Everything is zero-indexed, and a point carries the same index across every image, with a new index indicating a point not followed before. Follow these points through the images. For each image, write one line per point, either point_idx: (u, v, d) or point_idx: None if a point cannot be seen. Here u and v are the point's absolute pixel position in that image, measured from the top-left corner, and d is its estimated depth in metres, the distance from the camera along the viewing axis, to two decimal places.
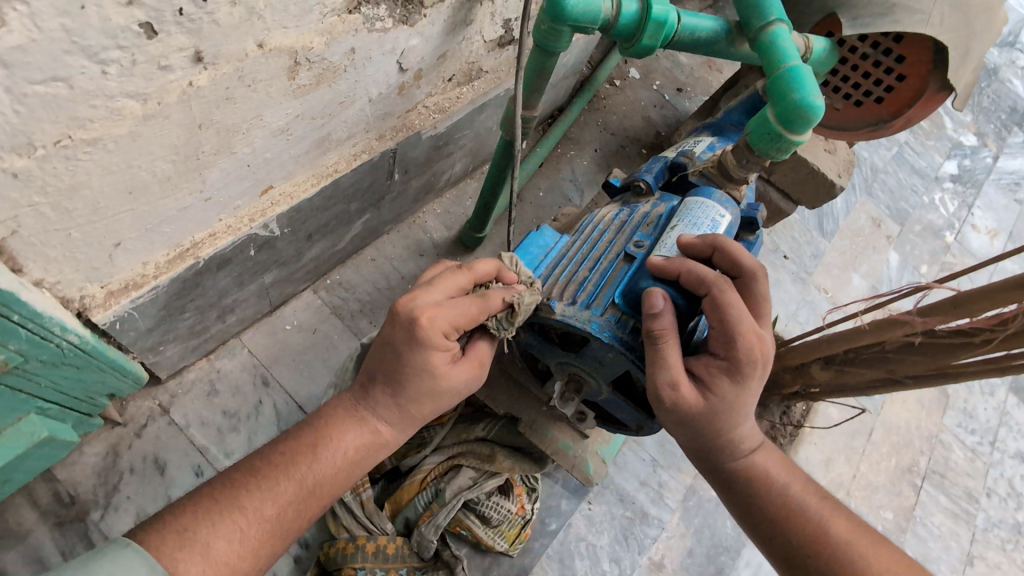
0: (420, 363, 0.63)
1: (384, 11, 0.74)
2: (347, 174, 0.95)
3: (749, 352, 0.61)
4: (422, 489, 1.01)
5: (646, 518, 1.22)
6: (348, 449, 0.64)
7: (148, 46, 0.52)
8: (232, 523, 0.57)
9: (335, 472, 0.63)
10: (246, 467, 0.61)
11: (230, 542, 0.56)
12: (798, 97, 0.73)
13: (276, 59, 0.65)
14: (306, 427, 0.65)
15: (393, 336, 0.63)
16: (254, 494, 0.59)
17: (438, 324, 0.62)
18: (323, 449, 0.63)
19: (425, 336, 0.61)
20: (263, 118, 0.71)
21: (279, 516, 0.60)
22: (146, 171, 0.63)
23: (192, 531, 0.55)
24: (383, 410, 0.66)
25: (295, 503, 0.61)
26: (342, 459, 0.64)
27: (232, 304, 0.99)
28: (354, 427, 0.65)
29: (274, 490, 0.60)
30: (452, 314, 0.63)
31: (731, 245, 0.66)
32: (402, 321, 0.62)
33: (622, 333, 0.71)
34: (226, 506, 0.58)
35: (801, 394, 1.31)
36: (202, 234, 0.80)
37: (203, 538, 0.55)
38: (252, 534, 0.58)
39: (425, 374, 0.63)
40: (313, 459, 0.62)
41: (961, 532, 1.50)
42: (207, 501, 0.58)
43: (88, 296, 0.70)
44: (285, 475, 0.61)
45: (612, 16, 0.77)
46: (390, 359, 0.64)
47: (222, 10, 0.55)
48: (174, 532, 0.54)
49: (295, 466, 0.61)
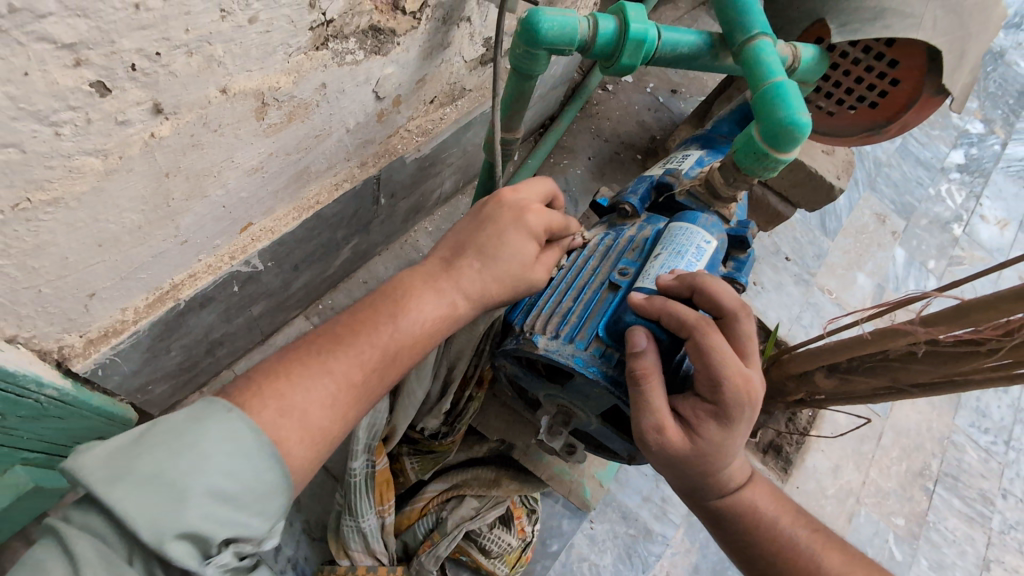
0: (516, 247, 0.65)
1: (354, 43, 0.72)
2: (329, 205, 0.93)
3: (737, 397, 0.59)
4: (422, 515, 0.98)
5: (650, 535, 1.20)
6: (428, 319, 0.62)
7: (102, 103, 0.51)
8: (323, 388, 0.55)
9: (415, 340, 0.61)
10: (326, 336, 0.58)
11: (323, 407, 0.54)
12: (784, 114, 0.69)
13: (242, 102, 0.64)
14: (381, 297, 0.62)
15: (499, 217, 0.65)
16: (339, 360, 0.56)
17: (541, 217, 0.67)
18: (403, 317, 0.60)
19: (529, 222, 0.65)
20: (234, 159, 0.70)
21: (364, 383, 0.57)
22: (114, 224, 0.62)
23: (288, 397, 0.52)
24: (462, 284, 0.64)
25: (377, 370, 0.59)
26: (419, 331, 0.61)
27: (221, 338, 0.99)
28: (432, 296, 0.62)
29: (359, 356, 0.57)
30: (549, 213, 0.67)
31: (710, 285, 0.63)
32: (512, 205, 0.66)
33: (607, 367, 0.70)
34: (317, 368, 0.55)
35: (807, 402, 1.24)
36: (181, 276, 0.79)
37: (300, 402, 0.53)
38: (342, 399, 0.56)
39: (519, 258, 0.65)
40: (392, 323, 0.60)
41: (976, 536, 1.47)
42: (296, 364, 0.55)
43: (67, 347, 0.69)
44: (369, 342, 0.58)
45: (589, 36, 0.75)
46: (487, 238, 0.65)
47: (178, 61, 0.54)
48: (271, 400, 0.52)
49: (376, 333, 0.59)
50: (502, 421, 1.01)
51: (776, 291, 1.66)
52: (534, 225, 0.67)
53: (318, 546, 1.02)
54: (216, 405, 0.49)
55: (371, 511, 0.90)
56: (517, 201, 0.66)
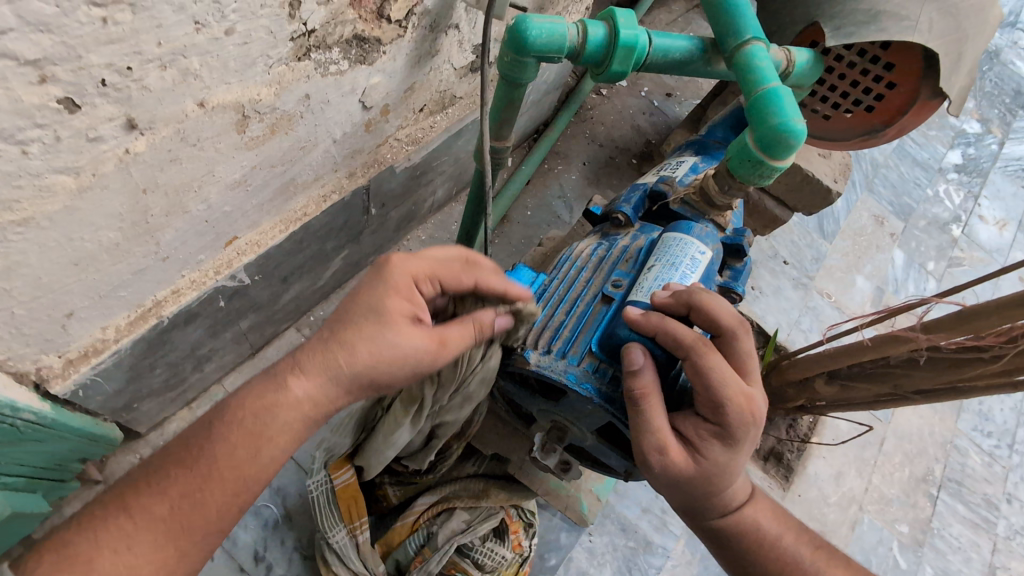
0: (367, 306, 0.59)
1: (338, 53, 0.70)
2: (317, 216, 0.91)
3: (740, 417, 0.58)
4: (413, 531, 0.96)
5: (650, 547, 1.17)
6: (255, 422, 0.56)
7: (71, 120, 0.49)
8: (117, 528, 0.52)
9: (235, 451, 0.56)
10: (155, 460, 0.56)
11: (115, 553, 0.51)
12: (778, 121, 0.68)
13: (221, 115, 0.62)
14: (223, 405, 0.58)
15: (360, 282, 0.62)
16: (146, 495, 0.54)
17: (403, 268, 0.61)
18: (228, 424, 0.56)
19: (387, 276, 0.60)
20: (216, 173, 0.68)
21: (170, 516, 0.54)
22: (90, 241, 0.60)
23: (76, 543, 0.51)
24: (306, 365, 0.57)
25: (187, 499, 0.54)
26: (248, 434, 0.56)
27: (208, 353, 0.97)
28: (263, 390, 0.57)
29: (164, 485, 0.54)
30: (420, 263, 0.62)
31: (708, 302, 0.61)
32: (374, 265, 0.63)
33: (601, 384, 0.68)
34: (114, 508, 0.53)
35: (807, 408, 1.23)
36: (164, 292, 0.77)
37: (82, 552, 0.51)
38: (141, 539, 0.52)
39: (371, 320, 0.58)
40: (209, 442, 0.56)
41: (982, 542, 1.44)
42: (103, 503, 0.54)
43: (44, 368, 0.68)
44: (181, 466, 0.55)
45: (578, 43, 0.73)
46: (343, 303, 0.60)
47: (151, 75, 0.52)
48: (53, 552, 0.51)
49: (193, 453, 0.56)
50: (496, 435, 0.97)
51: (774, 295, 1.64)
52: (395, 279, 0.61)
53: (308, 565, 1.00)
54: None
55: (339, 527, 0.90)
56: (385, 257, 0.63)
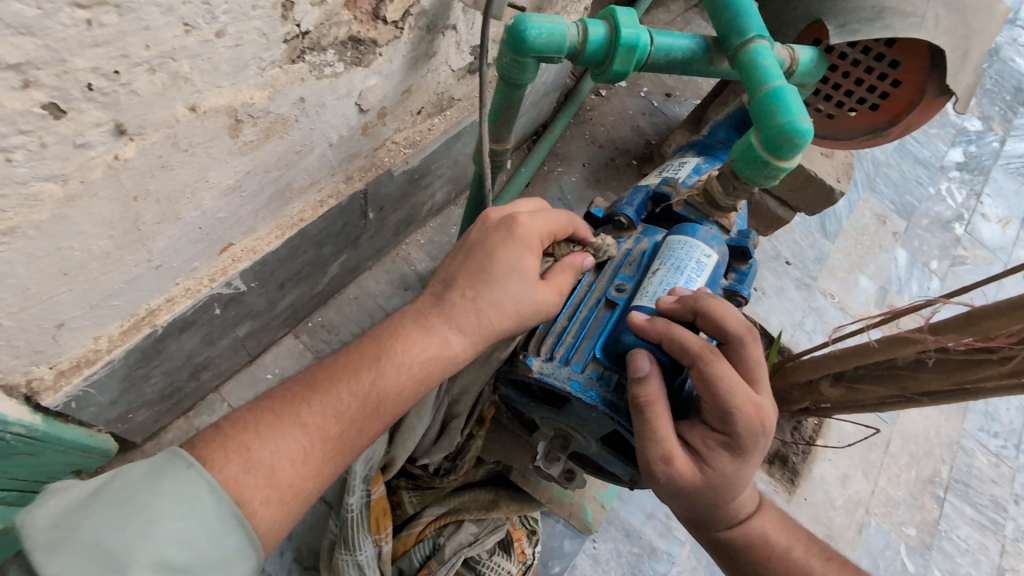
0: (511, 267, 0.60)
1: (333, 55, 0.69)
2: (314, 221, 0.90)
3: (749, 427, 0.56)
4: (419, 540, 0.95)
5: (655, 553, 1.16)
6: (413, 363, 0.57)
7: (57, 126, 0.48)
8: (294, 442, 0.52)
9: (399, 389, 0.57)
10: (307, 382, 0.56)
11: (293, 462, 0.52)
12: (785, 120, 0.66)
13: (214, 119, 0.60)
14: (369, 343, 0.58)
15: (485, 238, 0.62)
16: (315, 411, 0.54)
17: (532, 226, 0.63)
18: (386, 362, 0.57)
19: (521, 233, 0.62)
20: (209, 179, 0.66)
21: (341, 435, 0.55)
22: (79, 251, 0.59)
23: (255, 450, 0.51)
24: (455, 319, 0.59)
25: (356, 421, 0.55)
26: (407, 376, 0.57)
27: (205, 362, 0.95)
28: (421, 337, 0.58)
29: (334, 405, 0.55)
30: (541, 220, 0.64)
31: (714, 308, 0.60)
32: (496, 226, 0.63)
33: (606, 391, 0.67)
34: (287, 422, 0.53)
35: (813, 411, 1.21)
36: (158, 301, 0.75)
37: (266, 458, 0.51)
38: (314, 455, 0.53)
39: (517, 281, 0.60)
40: (374, 374, 0.56)
41: (990, 545, 1.43)
42: (268, 416, 0.53)
43: (35, 380, 0.66)
44: (346, 389, 0.55)
45: (579, 43, 0.72)
46: (477, 259, 0.61)
47: (139, 79, 0.51)
48: (236, 453, 0.50)
49: (356, 379, 0.56)
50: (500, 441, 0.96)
51: (777, 296, 1.63)
52: (526, 236, 0.63)
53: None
54: (179, 458, 0.48)
55: (368, 542, 0.87)
56: (506, 216, 0.64)
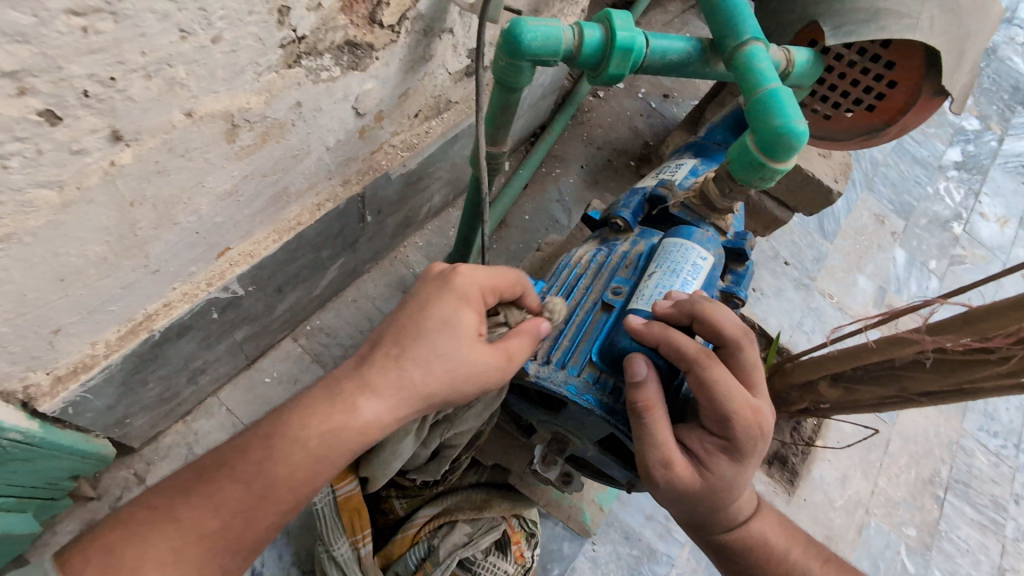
0: (440, 320, 0.59)
1: (329, 59, 0.69)
2: (311, 225, 0.90)
3: (747, 430, 0.56)
4: (414, 543, 0.94)
5: (654, 555, 1.16)
6: (312, 440, 0.54)
7: (53, 133, 0.48)
8: (163, 539, 0.50)
9: (294, 470, 0.54)
10: (199, 470, 0.55)
11: (161, 563, 0.49)
12: (780, 122, 0.66)
13: (210, 124, 0.60)
14: (270, 422, 0.56)
15: (420, 293, 0.62)
16: (192, 504, 0.52)
17: (472, 278, 0.62)
18: (281, 444, 0.54)
19: (457, 286, 0.61)
20: (205, 184, 0.66)
21: (222, 529, 0.52)
22: (77, 256, 0.59)
23: (116, 550, 0.49)
24: (371, 382, 0.56)
25: (240, 515, 0.53)
26: (304, 453, 0.54)
27: (202, 366, 0.95)
28: (327, 409, 0.56)
29: (217, 495, 0.53)
30: (483, 271, 0.63)
31: (710, 312, 0.60)
32: (434, 277, 0.63)
33: (603, 395, 0.67)
34: (161, 519, 0.51)
35: (812, 412, 1.21)
36: (155, 305, 0.75)
37: (132, 558, 0.49)
38: (189, 552, 0.51)
39: (445, 337, 0.58)
40: (267, 459, 0.54)
41: (990, 545, 1.43)
42: (144, 511, 0.52)
43: (32, 386, 0.66)
44: (229, 479, 0.53)
45: (574, 46, 0.72)
46: (409, 316, 0.60)
47: (136, 85, 0.51)
48: (98, 555, 0.48)
49: (245, 467, 0.54)
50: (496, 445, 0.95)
51: (776, 297, 1.63)
52: (464, 287, 0.61)
53: None
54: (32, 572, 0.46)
55: (342, 541, 0.86)
56: (446, 270, 0.63)
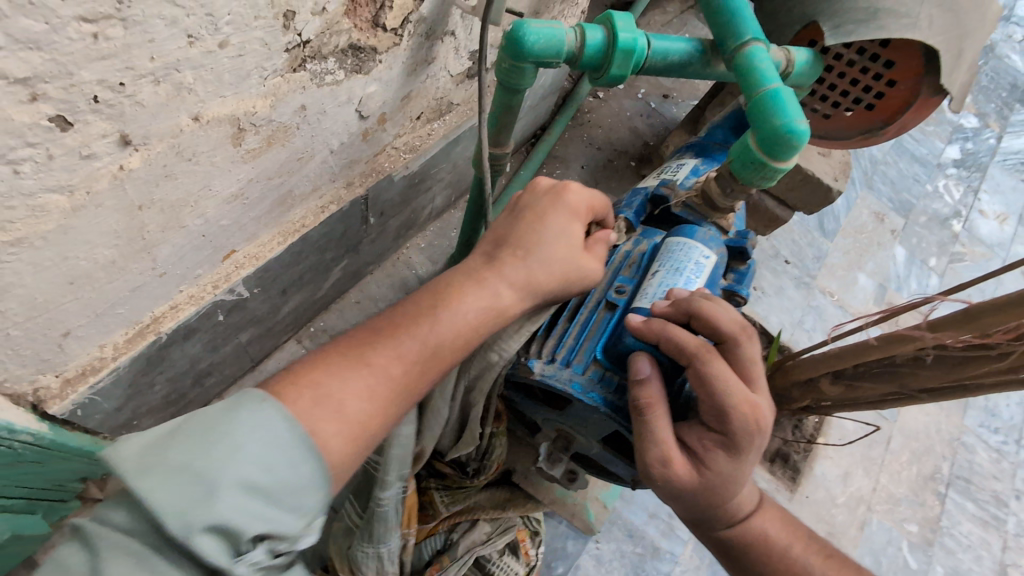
0: (561, 227, 0.63)
1: (333, 63, 0.70)
2: (315, 227, 0.90)
3: (745, 426, 0.57)
4: (432, 534, 0.92)
5: (658, 553, 1.16)
6: (470, 313, 0.58)
7: (63, 138, 0.48)
8: (361, 380, 0.51)
9: (458, 336, 0.57)
10: (368, 330, 0.55)
11: (360, 401, 0.51)
12: (782, 122, 0.67)
13: (217, 128, 0.61)
14: (423, 297, 0.58)
15: (537, 201, 0.66)
16: (380, 353, 0.53)
17: (581, 195, 0.67)
18: (445, 311, 0.57)
19: (570, 199, 0.66)
20: (211, 188, 0.67)
21: (406, 377, 0.54)
22: (85, 260, 0.59)
23: (324, 386, 0.50)
24: (507, 274, 0.61)
25: (419, 363, 0.55)
26: (461, 327, 0.57)
27: (208, 368, 0.96)
28: (476, 288, 0.59)
29: (399, 349, 0.54)
30: (589, 190, 0.67)
31: (708, 311, 0.60)
32: (546, 191, 0.66)
33: (607, 393, 0.68)
34: (353, 363, 0.52)
35: (813, 409, 1.21)
36: (162, 308, 0.76)
37: (336, 394, 0.50)
38: (381, 395, 0.52)
39: (566, 241, 0.63)
40: (437, 321, 0.56)
41: (992, 540, 1.43)
42: (332, 358, 0.52)
43: (41, 388, 0.67)
44: (409, 335, 0.55)
45: (577, 47, 0.72)
46: (530, 222, 0.64)
47: (145, 90, 0.51)
48: (306, 388, 0.49)
49: (417, 326, 0.56)
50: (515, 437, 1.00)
51: (777, 295, 1.63)
52: (574, 202, 0.66)
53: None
54: (252, 394, 0.46)
55: (396, 537, 0.81)
56: (554, 184, 0.67)
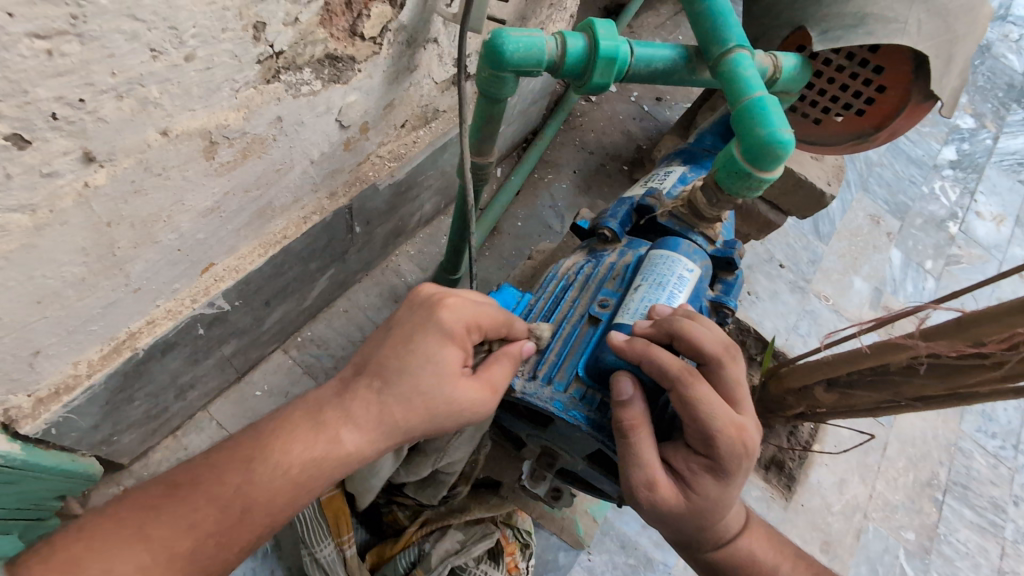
0: (430, 352, 0.58)
1: (310, 73, 0.68)
2: (298, 238, 0.89)
3: (731, 449, 0.55)
4: (407, 546, 0.94)
5: (651, 564, 1.14)
6: (290, 467, 0.56)
7: (22, 156, 0.47)
8: (138, 554, 0.52)
9: (268, 496, 0.55)
10: (176, 484, 0.56)
11: None
12: (766, 132, 0.66)
13: (188, 142, 0.60)
14: (249, 440, 0.57)
15: (406, 318, 0.61)
16: (168, 520, 0.54)
17: (460, 312, 0.61)
18: (257, 465, 0.56)
19: (443, 321, 0.60)
20: (185, 202, 0.66)
21: (192, 549, 0.54)
22: (53, 278, 0.58)
23: (87, 563, 0.51)
24: (352, 415, 0.57)
25: (213, 535, 0.54)
26: (283, 478, 0.56)
27: (190, 381, 0.94)
28: (307, 435, 0.57)
29: (191, 513, 0.54)
30: (471, 305, 0.62)
31: (691, 331, 0.59)
32: (422, 303, 0.62)
33: (589, 411, 0.66)
34: (132, 533, 0.53)
35: (807, 416, 1.19)
36: (139, 323, 0.74)
37: (96, 575, 0.50)
38: (156, 573, 0.52)
39: (427, 372, 0.58)
40: (244, 481, 0.55)
41: (990, 547, 1.42)
42: (122, 521, 0.53)
43: (12, 408, 0.65)
44: (204, 497, 0.55)
45: (558, 57, 0.71)
46: (392, 351, 0.59)
47: (107, 105, 0.50)
48: (67, 564, 0.50)
49: (220, 488, 0.55)
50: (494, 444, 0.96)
51: (771, 300, 1.62)
52: (450, 321, 0.60)
53: None
54: None
55: (327, 542, 0.88)
56: (434, 298, 0.62)
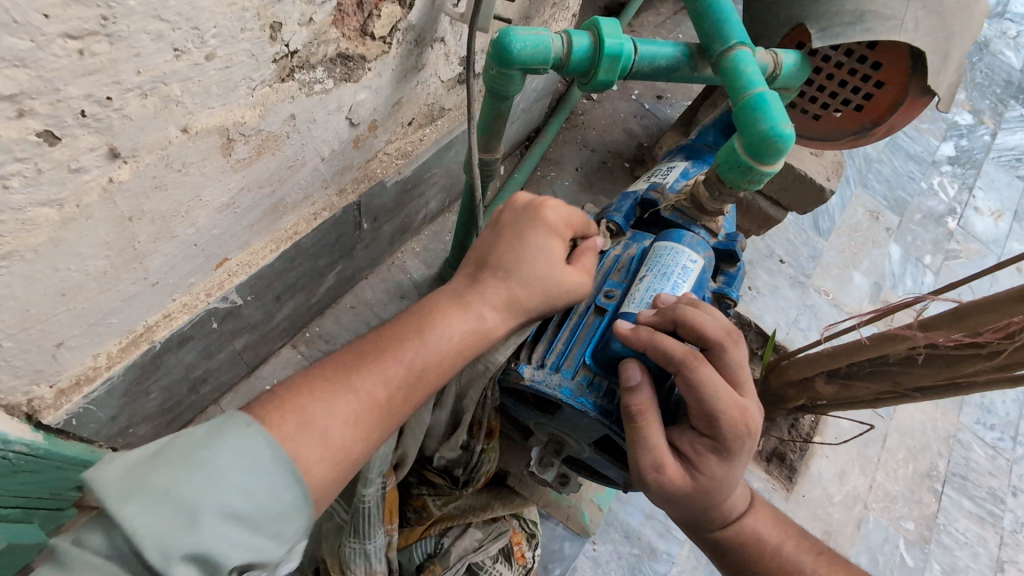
0: (540, 247, 0.67)
1: (322, 72, 0.70)
2: (308, 234, 0.91)
3: (734, 430, 0.57)
4: (424, 536, 0.93)
5: (654, 554, 1.16)
6: (453, 335, 0.62)
7: (51, 152, 0.49)
8: (344, 406, 0.54)
9: (440, 360, 0.61)
10: (354, 355, 0.59)
11: (344, 426, 0.54)
12: (767, 126, 0.67)
13: (206, 139, 0.62)
14: (409, 319, 0.63)
15: (513, 219, 0.70)
16: (365, 377, 0.57)
17: (558, 213, 0.70)
18: (428, 334, 0.61)
19: (548, 218, 0.68)
20: (202, 198, 0.67)
21: (389, 400, 0.57)
22: (77, 271, 0.60)
23: (307, 412, 0.52)
24: (488, 296, 0.65)
25: (404, 389, 0.58)
26: (448, 345, 0.62)
27: (203, 375, 0.96)
28: (459, 312, 0.63)
29: (382, 372, 0.58)
30: (567, 207, 0.71)
31: (694, 318, 0.61)
32: (525, 206, 0.70)
33: (597, 398, 0.69)
34: (336, 387, 0.55)
35: (808, 408, 1.21)
36: (156, 316, 0.76)
37: (320, 417, 0.53)
38: (366, 418, 0.55)
39: (545, 258, 0.67)
40: (422, 342, 0.60)
41: (988, 536, 1.44)
42: (315, 382, 0.55)
43: (36, 399, 0.67)
44: (394, 358, 0.59)
45: (563, 54, 0.73)
46: (507, 247, 0.67)
47: (132, 103, 0.52)
48: (291, 414, 0.52)
49: (399, 351, 0.59)
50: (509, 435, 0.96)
51: (772, 295, 1.64)
52: (552, 219, 0.69)
53: None
54: None
55: (379, 532, 0.79)
56: (533, 202, 0.71)
